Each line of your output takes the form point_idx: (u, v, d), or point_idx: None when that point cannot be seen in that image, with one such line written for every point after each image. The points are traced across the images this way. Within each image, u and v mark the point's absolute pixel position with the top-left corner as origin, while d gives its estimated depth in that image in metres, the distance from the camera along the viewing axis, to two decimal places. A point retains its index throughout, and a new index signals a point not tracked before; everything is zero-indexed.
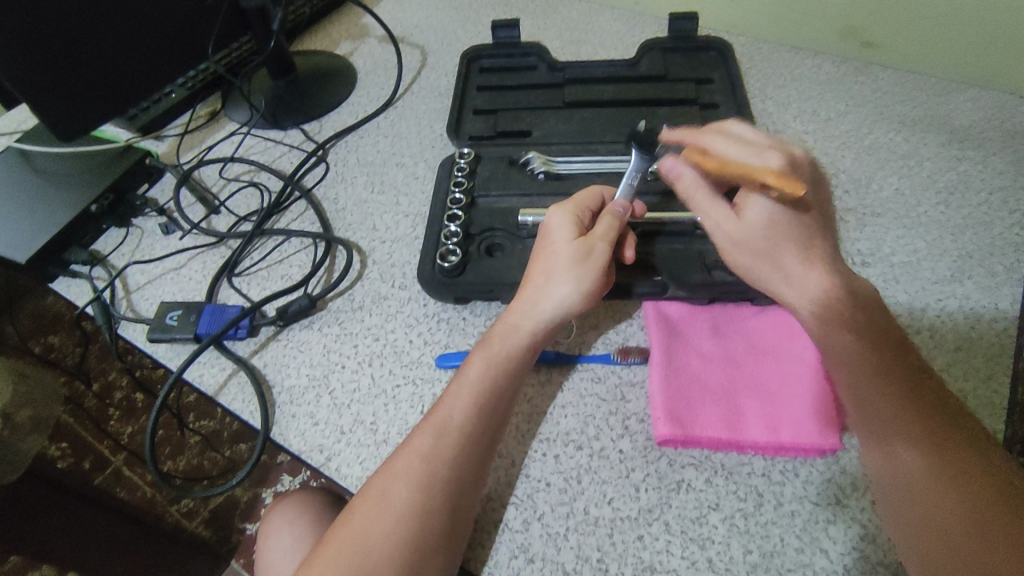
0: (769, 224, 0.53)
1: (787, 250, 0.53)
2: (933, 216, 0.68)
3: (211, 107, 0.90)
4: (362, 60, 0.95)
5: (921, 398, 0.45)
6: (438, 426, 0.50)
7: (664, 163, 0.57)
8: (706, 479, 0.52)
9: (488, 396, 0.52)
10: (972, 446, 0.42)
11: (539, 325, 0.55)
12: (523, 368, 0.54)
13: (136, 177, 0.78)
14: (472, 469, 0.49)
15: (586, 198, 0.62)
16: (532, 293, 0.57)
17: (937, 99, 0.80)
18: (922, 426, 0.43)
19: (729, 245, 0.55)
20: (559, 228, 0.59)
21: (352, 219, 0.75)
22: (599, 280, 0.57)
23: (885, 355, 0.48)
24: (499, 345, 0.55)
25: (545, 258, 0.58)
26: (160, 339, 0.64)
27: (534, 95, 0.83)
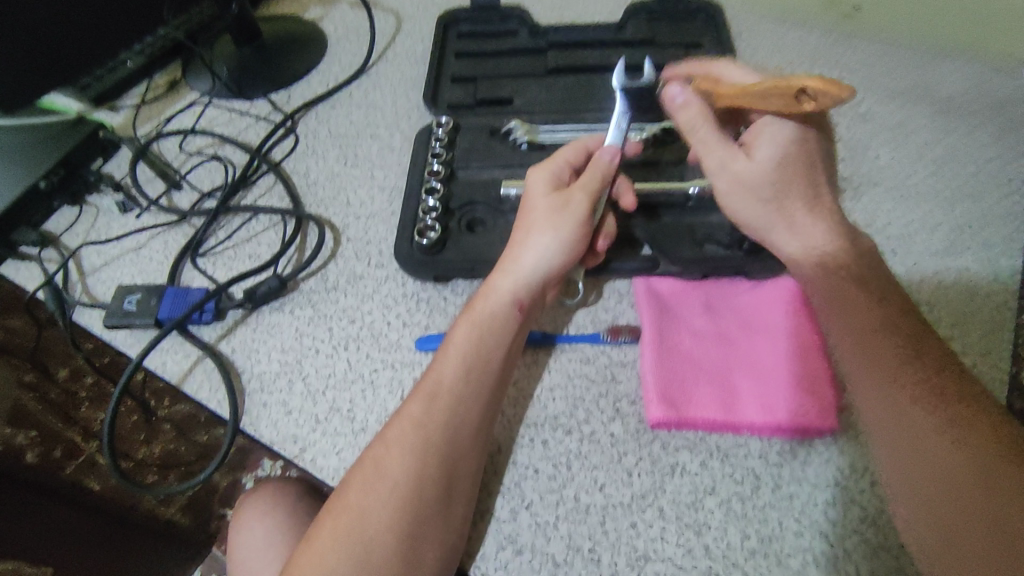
0: (782, 159, 0.51)
1: (792, 193, 0.51)
2: (929, 187, 0.66)
3: (170, 76, 0.84)
4: (332, 25, 0.90)
5: (917, 349, 0.42)
6: (429, 392, 0.47)
7: (669, 90, 0.54)
8: (702, 462, 0.49)
9: (479, 360, 0.49)
10: (971, 394, 0.39)
11: (519, 281, 0.52)
12: (506, 329, 0.50)
13: (89, 151, 0.73)
14: (466, 434, 0.46)
15: (567, 152, 0.58)
16: (514, 252, 0.53)
17: (932, 64, 0.77)
18: (920, 378, 0.41)
19: (734, 187, 0.53)
20: (537, 186, 0.56)
21: (324, 194, 0.70)
22: (584, 232, 0.53)
23: (881, 311, 0.45)
24: (481, 309, 0.51)
25: (523, 216, 0.55)
26: (118, 325, 0.60)
27: (515, 62, 0.78)
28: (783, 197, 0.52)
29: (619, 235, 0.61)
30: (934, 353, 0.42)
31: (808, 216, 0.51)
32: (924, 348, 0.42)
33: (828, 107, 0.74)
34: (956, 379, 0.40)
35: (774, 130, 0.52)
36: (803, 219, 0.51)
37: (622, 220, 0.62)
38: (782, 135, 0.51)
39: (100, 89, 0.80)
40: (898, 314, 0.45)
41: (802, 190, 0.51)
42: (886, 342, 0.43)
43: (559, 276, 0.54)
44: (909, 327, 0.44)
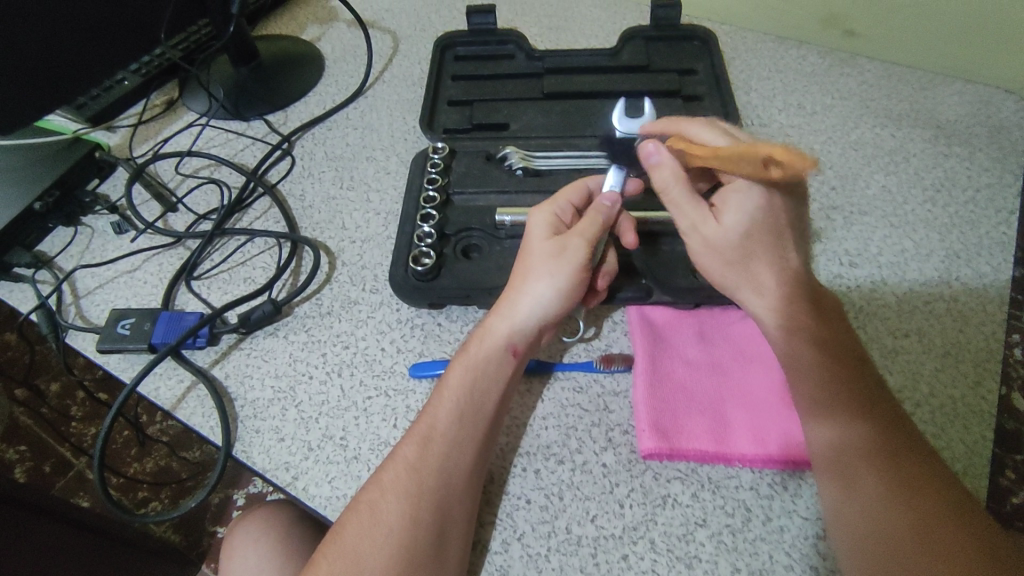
0: (749, 224, 0.51)
1: (758, 257, 0.51)
2: (920, 215, 0.67)
3: (167, 96, 0.85)
4: (330, 46, 0.90)
5: (878, 412, 0.45)
6: (423, 435, 0.47)
7: (645, 147, 0.54)
8: (693, 493, 0.50)
9: (474, 402, 0.49)
10: (925, 461, 0.42)
11: (517, 327, 0.52)
12: (502, 374, 0.51)
13: (86, 172, 0.73)
14: (461, 476, 0.46)
15: (568, 193, 0.59)
16: (512, 296, 0.53)
17: (923, 93, 0.79)
18: (881, 443, 0.43)
19: (703, 248, 0.53)
20: (539, 228, 0.56)
21: (320, 218, 0.70)
22: (581, 278, 0.53)
23: (849, 369, 0.47)
24: (476, 351, 0.51)
25: (522, 260, 0.55)
26: (112, 350, 0.60)
27: (511, 85, 0.79)
28: (748, 260, 0.52)
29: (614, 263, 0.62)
30: (894, 421, 0.45)
31: (773, 278, 0.51)
32: (886, 417, 0.45)
33: (820, 134, 0.75)
34: (911, 450, 0.43)
35: (745, 193, 0.52)
36: (770, 282, 0.51)
37: (616, 248, 0.62)
38: (751, 198, 0.51)
39: (98, 107, 0.80)
40: (863, 379, 0.47)
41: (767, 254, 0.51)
42: (848, 409, 0.45)
43: (556, 320, 0.54)
44: (870, 394, 0.46)
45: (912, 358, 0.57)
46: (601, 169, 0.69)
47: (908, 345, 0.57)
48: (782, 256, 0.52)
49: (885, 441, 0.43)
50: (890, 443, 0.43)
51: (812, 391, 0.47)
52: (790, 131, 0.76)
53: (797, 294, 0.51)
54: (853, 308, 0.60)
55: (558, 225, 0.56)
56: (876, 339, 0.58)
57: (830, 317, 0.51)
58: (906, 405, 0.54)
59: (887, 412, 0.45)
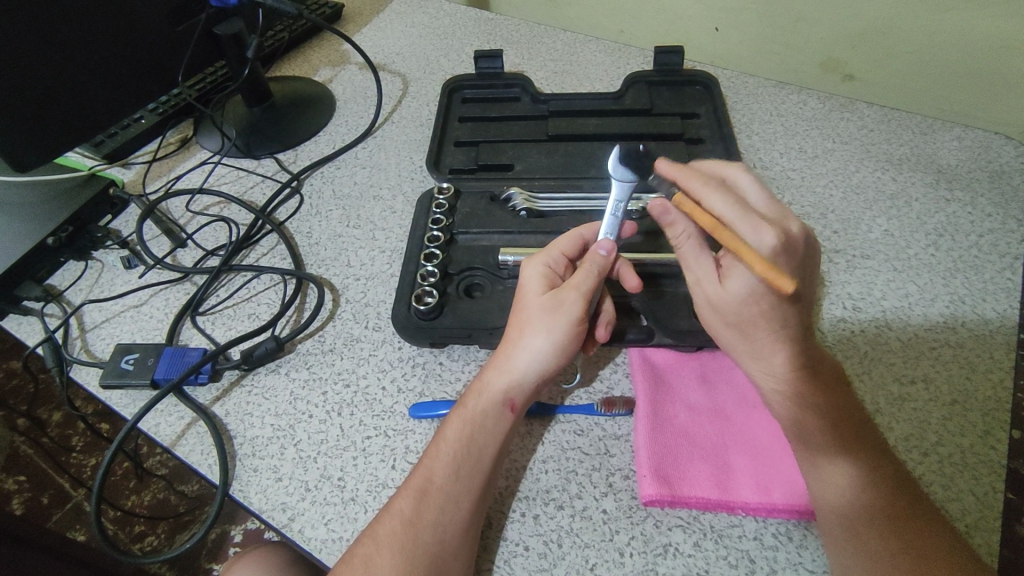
0: (749, 295, 0.49)
1: (758, 325, 0.49)
2: (924, 259, 0.67)
3: (182, 134, 0.87)
4: (341, 87, 0.93)
5: (888, 478, 0.45)
6: (420, 486, 0.47)
7: (655, 207, 0.53)
8: (695, 543, 0.49)
9: (470, 456, 0.48)
10: (934, 530, 0.43)
11: (514, 380, 0.52)
12: (500, 425, 0.50)
13: (99, 208, 0.75)
14: (459, 530, 0.45)
15: (562, 242, 0.59)
16: (508, 349, 0.53)
17: (924, 136, 0.79)
18: (889, 510, 0.44)
19: (707, 306, 0.53)
20: (533, 280, 0.56)
21: (325, 255, 0.71)
22: (577, 332, 0.53)
23: (858, 433, 0.48)
24: (474, 403, 0.51)
25: (518, 313, 0.55)
26: (114, 385, 0.60)
27: (517, 127, 0.81)
28: (748, 327, 0.50)
29: (617, 305, 0.62)
30: (897, 488, 0.45)
31: (776, 348, 0.49)
32: (887, 484, 0.45)
33: (822, 177, 0.76)
34: (917, 519, 0.43)
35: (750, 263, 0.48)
36: (769, 349, 0.49)
37: (617, 290, 0.62)
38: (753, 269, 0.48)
39: (115, 144, 0.82)
40: (867, 445, 0.47)
41: (769, 325, 0.49)
42: (845, 477, 0.45)
43: (553, 373, 0.54)
44: (881, 459, 0.47)
45: (919, 406, 0.56)
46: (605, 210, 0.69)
47: (913, 392, 0.57)
48: (788, 327, 0.48)
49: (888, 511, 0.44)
50: (891, 513, 0.43)
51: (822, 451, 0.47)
52: (792, 174, 0.77)
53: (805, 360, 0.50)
54: (858, 353, 0.60)
55: (552, 276, 0.57)
56: (882, 386, 0.57)
57: (838, 377, 0.50)
58: (914, 454, 0.53)
59: (889, 479, 0.45)
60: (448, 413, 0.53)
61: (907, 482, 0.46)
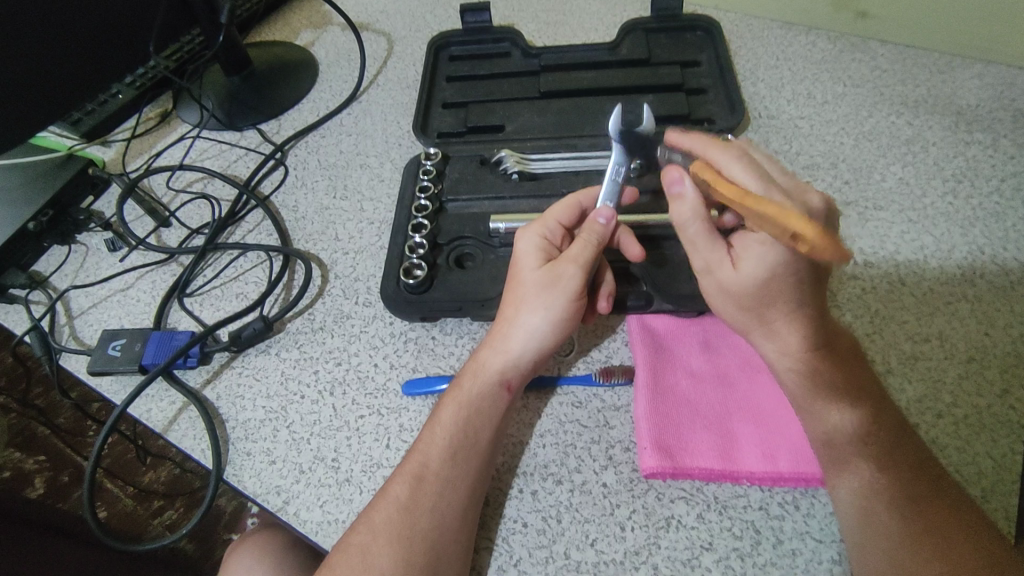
0: (768, 278, 0.45)
1: (774, 306, 0.46)
2: (940, 208, 0.63)
3: (161, 108, 0.83)
4: (324, 51, 0.89)
5: (900, 450, 0.43)
6: (415, 473, 0.45)
7: (669, 174, 0.48)
8: (699, 515, 0.47)
9: (466, 440, 0.47)
10: (947, 503, 0.41)
11: (510, 360, 0.50)
12: (496, 408, 0.49)
13: (79, 190, 0.72)
14: (456, 516, 0.44)
15: (558, 211, 0.55)
16: (503, 327, 0.51)
17: (944, 77, 0.74)
18: (899, 484, 0.42)
19: (720, 291, 0.49)
20: (528, 254, 0.53)
21: (313, 229, 0.69)
22: (575, 308, 0.51)
23: (869, 405, 0.45)
24: (470, 385, 0.49)
25: (512, 289, 0.53)
26: (103, 373, 0.59)
27: (507, 85, 0.76)
28: (763, 308, 0.47)
29: (615, 271, 0.59)
30: (911, 460, 0.43)
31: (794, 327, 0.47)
32: (899, 458, 0.43)
33: (831, 125, 0.71)
34: (931, 492, 0.41)
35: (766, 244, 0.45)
36: (786, 327, 0.47)
37: (615, 256, 0.59)
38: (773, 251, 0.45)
39: (91, 123, 0.79)
40: (879, 416, 0.45)
41: (788, 302, 0.46)
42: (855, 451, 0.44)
43: (552, 351, 0.52)
44: (896, 431, 0.44)
45: (934, 364, 0.53)
46: (601, 171, 0.66)
47: (927, 350, 0.54)
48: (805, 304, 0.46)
49: (898, 487, 0.42)
50: (902, 490, 0.42)
51: (826, 421, 0.45)
52: (798, 123, 0.72)
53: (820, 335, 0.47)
54: (869, 312, 0.57)
55: (548, 248, 0.54)
56: (894, 345, 0.54)
57: (847, 348, 0.48)
58: (927, 415, 0.51)
59: (901, 452, 0.43)
60: (442, 395, 0.51)
61: (919, 455, 0.43)
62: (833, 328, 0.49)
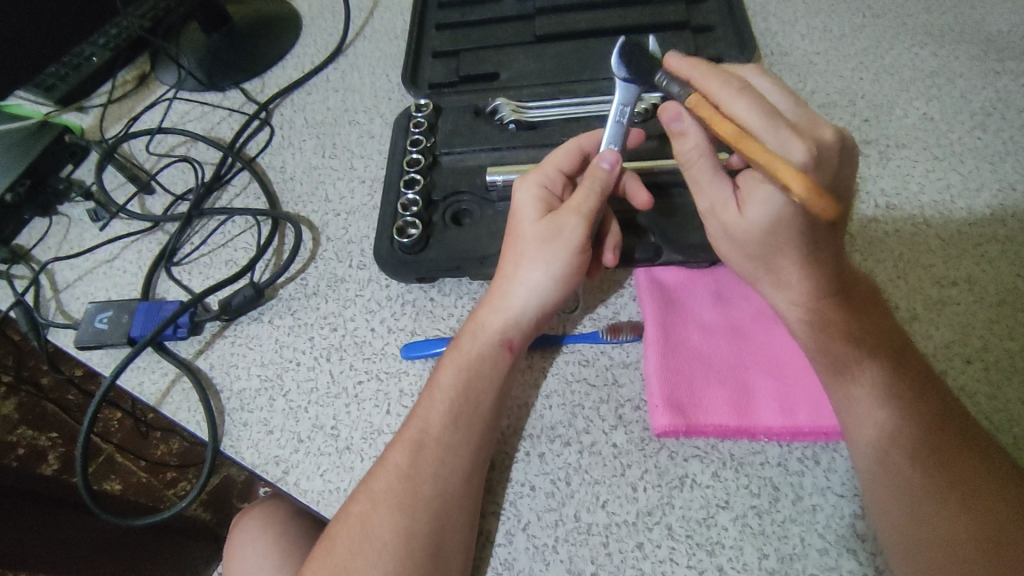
0: (775, 222, 0.42)
1: (782, 253, 0.43)
2: (967, 144, 0.59)
3: (139, 70, 0.79)
4: (306, 2, 0.84)
5: (925, 399, 0.41)
6: (415, 439, 0.43)
7: (667, 110, 0.45)
8: (714, 473, 0.45)
9: (467, 402, 0.45)
10: (976, 452, 0.39)
11: (511, 318, 0.47)
12: (497, 369, 0.46)
13: (57, 158, 0.69)
14: (459, 482, 0.42)
15: (558, 159, 0.52)
16: (502, 284, 0.48)
17: (972, 2, 0.69)
18: (924, 433, 0.40)
19: (725, 236, 0.46)
20: (527, 206, 0.50)
21: (302, 190, 0.66)
22: (579, 261, 0.48)
23: (892, 352, 0.43)
24: (469, 346, 0.47)
25: (511, 243, 0.50)
26: (91, 347, 0.57)
27: (501, 30, 0.72)
28: (770, 254, 0.44)
29: (621, 222, 0.55)
30: (938, 408, 0.41)
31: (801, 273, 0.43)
32: (926, 410, 0.40)
33: (849, 60, 0.67)
34: (959, 441, 0.39)
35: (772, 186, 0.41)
36: (796, 275, 0.44)
37: (620, 206, 0.56)
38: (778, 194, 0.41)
39: (67, 88, 0.75)
40: (903, 366, 0.42)
41: (796, 247, 0.42)
42: (878, 400, 0.41)
43: (556, 308, 0.49)
44: (921, 379, 0.42)
45: (962, 309, 0.50)
46: (603, 117, 0.62)
47: (955, 295, 0.51)
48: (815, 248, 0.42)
49: (924, 437, 0.39)
50: (929, 441, 0.39)
51: (846, 370, 0.42)
52: (814, 59, 0.68)
53: (837, 281, 0.44)
54: (892, 256, 0.53)
55: (548, 199, 0.50)
56: (920, 290, 0.51)
57: (867, 293, 0.45)
58: (956, 362, 0.48)
59: (927, 400, 0.41)
60: (440, 357, 0.49)
61: (947, 404, 0.41)
62: (852, 271, 0.45)
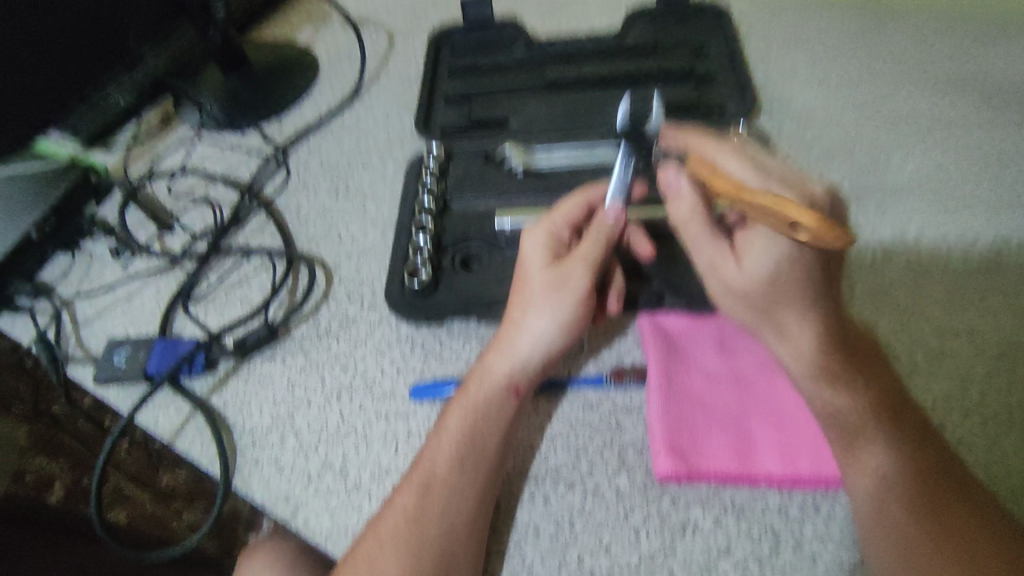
0: (774, 274, 0.43)
1: (785, 305, 0.44)
2: (964, 195, 0.61)
3: (162, 111, 0.82)
4: (324, 48, 0.87)
5: (922, 451, 0.42)
6: (422, 482, 0.44)
7: (666, 174, 0.48)
8: (715, 519, 0.46)
9: (474, 446, 0.46)
10: (971, 506, 0.39)
11: (518, 364, 0.49)
12: (503, 414, 0.47)
13: (81, 196, 0.72)
14: (465, 525, 0.43)
15: (565, 209, 0.54)
16: (510, 331, 0.50)
17: (969, 57, 0.71)
18: (920, 486, 0.40)
19: (725, 290, 0.47)
20: (534, 254, 0.52)
21: (316, 231, 0.68)
22: (584, 309, 0.50)
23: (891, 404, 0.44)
24: (476, 391, 0.48)
25: (518, 290, 0.51)
26: (109, 382, 0.59)
27: (511, 78, 0.74)
28: (772, 308, 0.44)
29: (625, 269, 0.57)
30: (934, 461, 0.41)
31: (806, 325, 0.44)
32: (922, 462, 0.41)
33: (848, 111, 0.69)
34: (954, 494, 0.40)
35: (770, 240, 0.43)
36: (799, 328, 0.44)
37: (624, 254, 0.58)
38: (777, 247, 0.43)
39: (92, 128, 0.77)
40: (902, 418, 0.43)
41: (797, 300, 0.43)
42: (876, 451, 0.42)
43: (561, 353, 0.51)
44: (919, 432, 0.43)
45: (960, 361, 0.51)
46: (608, 166, 0.64)
47: (953, 346, 0.52)
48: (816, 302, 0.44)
49: (921, 490, 0.40)
50: (925, 493, 0.40)
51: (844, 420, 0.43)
52: (814, 110, 0.70)
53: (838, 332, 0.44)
54: (891, 306, 0.55)
55: (555, 248, 0.52)
56: (918, 341, 0.53)
57: (867, 344, 0.46)
58: (954, 414, 0.49)
59: (923, 453, 0.42)
60: (449, 400, 0.50)
61: (944, 458, 0.42)
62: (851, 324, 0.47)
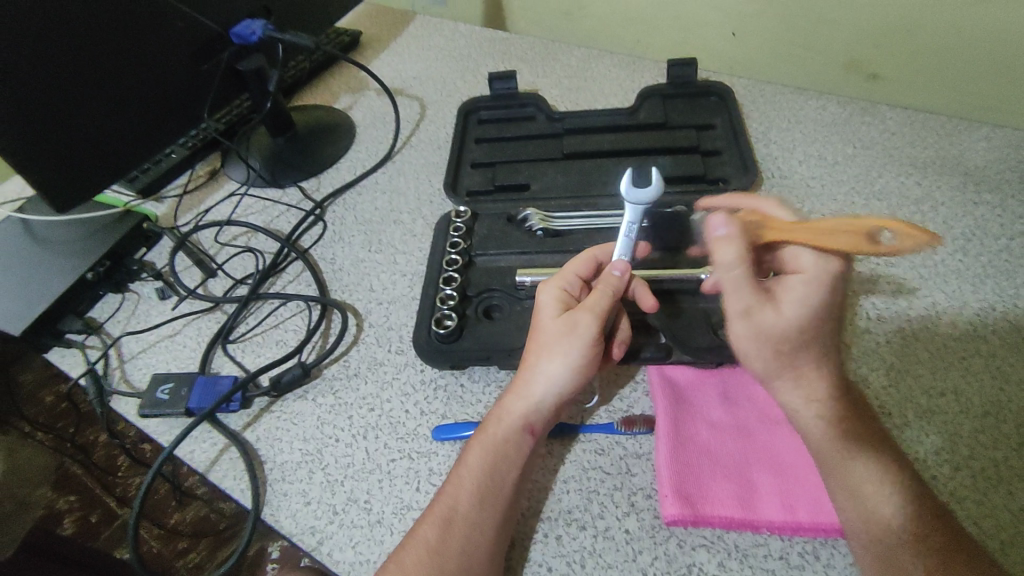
0: (811, 318, 0.46)
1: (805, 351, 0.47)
2: (951, 265, 0.65)
3: (210, 166, 0.90)
4: (360, 114, 0.95)
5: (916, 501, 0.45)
6: (445, 516, 0.47)
7: (714, 218, 0.49)
8: (719, 563, 0.48)
9: (493, 483, 0.49)
10: (963, 554, 0.42)
11: (532, 405, 0.52)
12: (518, 452, 0.51)
13: (134, 242, 0.78)
14: (484, 559, 0.46)
15: (577, 267, 0.59)
16: (525, 375, 0.54)
17: (954, 138, 0.78)
18: (913, 534, 0.43)
19: (753, 335, 0.48)
20: (548, 305, 0.56)
21: (349, 281, 0.73)
22: (593, 355, 0.54)
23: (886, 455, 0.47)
24: (495, 430, 0.52)
25: (533, 337, 0.56)
26: (151, 415, 0.63)
27: (532, 146, 0.81)
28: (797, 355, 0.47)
29: (635, 324, 0.62)
30: (928, 511, 0.44)
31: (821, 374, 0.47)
32: (916, 512, 0.44)
33: (843, 185, 0.75)
34: (947, 544, 0.43)
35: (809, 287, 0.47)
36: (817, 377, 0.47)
37: (635, 310, 0.62)
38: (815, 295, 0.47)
39: (148, 181, 0.85)
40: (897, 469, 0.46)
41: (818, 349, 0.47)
42: (874, 499, 0.45)
43: (572, 397, 0.54)
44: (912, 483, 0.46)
45: (950, 419, 0.54)
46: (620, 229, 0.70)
47: (944, 405, 0.55)
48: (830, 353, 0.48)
49: (915, 539, 0.43)
50: (918, 542, 0.43)
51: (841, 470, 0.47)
52: (811, 183, 0.76)
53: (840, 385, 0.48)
54: (884, 365, 0.58)
55: (567, 299, 0.57)
56: (910, 399, 0.56)
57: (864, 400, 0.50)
58: (945, 469, 0.52)
59: (917, 504, 0.45)
60: (469, 440, 0.53)
61: (936, 510, 0.45)
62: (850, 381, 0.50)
